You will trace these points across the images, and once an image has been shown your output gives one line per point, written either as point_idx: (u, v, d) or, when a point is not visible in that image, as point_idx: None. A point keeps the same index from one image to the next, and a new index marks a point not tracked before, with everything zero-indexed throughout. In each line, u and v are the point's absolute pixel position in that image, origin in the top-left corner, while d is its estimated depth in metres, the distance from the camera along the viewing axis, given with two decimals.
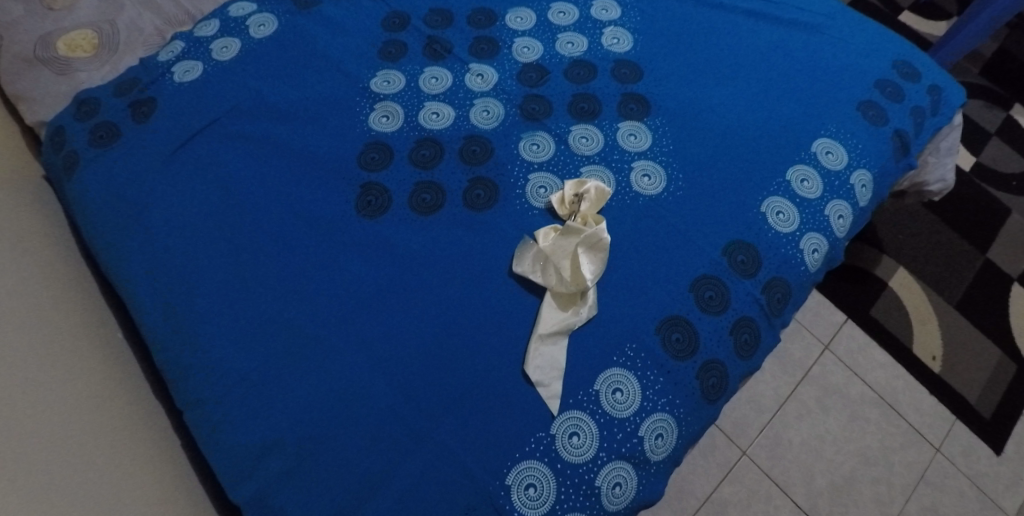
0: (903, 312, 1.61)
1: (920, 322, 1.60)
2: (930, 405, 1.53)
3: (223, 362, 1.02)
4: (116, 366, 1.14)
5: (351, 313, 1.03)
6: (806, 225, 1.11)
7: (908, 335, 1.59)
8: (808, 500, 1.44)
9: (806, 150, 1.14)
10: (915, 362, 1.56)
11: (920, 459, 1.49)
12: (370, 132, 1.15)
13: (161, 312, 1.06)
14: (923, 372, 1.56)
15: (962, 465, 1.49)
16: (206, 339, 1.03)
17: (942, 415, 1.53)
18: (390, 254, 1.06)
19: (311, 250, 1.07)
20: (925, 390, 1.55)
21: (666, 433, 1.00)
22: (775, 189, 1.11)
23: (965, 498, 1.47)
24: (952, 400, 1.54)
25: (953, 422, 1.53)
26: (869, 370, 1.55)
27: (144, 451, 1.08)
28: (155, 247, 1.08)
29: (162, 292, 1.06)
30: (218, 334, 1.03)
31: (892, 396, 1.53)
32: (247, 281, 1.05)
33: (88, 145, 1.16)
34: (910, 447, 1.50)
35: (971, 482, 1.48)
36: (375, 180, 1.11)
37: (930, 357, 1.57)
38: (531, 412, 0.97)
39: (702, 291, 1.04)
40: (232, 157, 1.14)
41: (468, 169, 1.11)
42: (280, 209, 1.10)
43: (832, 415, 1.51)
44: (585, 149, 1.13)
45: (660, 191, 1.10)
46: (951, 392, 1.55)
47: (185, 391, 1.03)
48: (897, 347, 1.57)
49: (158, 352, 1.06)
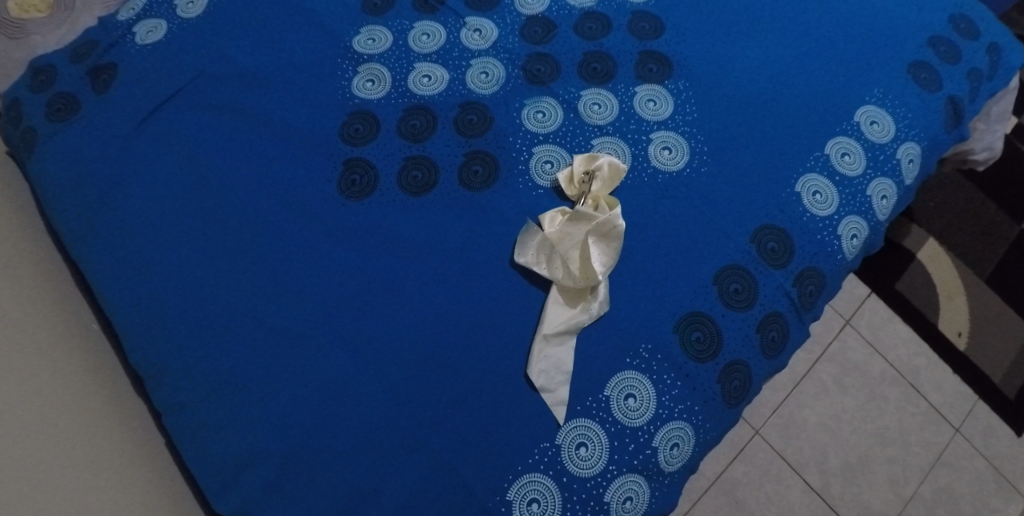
0: (930, 285, 1.50)
1: (946, 296, 1.50)
2: (953, 383, 1.45)
3: (200, 366, 0.91)
4: (85, 354, 1.03)
5: (336, 310, 0.92)
6: (846, 207, 0.98)
7: (934, 309, 1.49)
8: (821, 483, 1.37)
9: (847, 120, 1.01)
10: (940, 339, 1.47)
11: (939, 440, 1.41)
12: (353, 100, 1.01)
13: (133, 306, 0.95)
14: (947, 348, 1.47)
15: (983, 448, 1.42)
16: (180, 339, 0.92)
17: (964, 394, 1.44)
18: (377, 240, 0.94)
19: (289, 235, 0.95)
20: (948, 368, 1.46)
21: (683, 442, 0.90)
22: (812, 165, 0.99)
23: (982, 479, 1.40)
24: (976, 379, 1.45)
25: (975, 401, 1.44)
26: (891, 346, 1.46)
27: (124, 451, 0.98)
28: (121, 234, 0.97)
29: (132, 285, 0.95)
30: (191, 334, 0.92)
31: (914, 374, 1.44)
32: (220, 271, 0.94)
33: (46, 120, 1.03)
34: (929, 427, 1.41)
35: (989, 464, 1.41)
36: (360, 155, 0.98)
37: (956, 333, 1.48)
38: (532, 420, 0.88)
39: (727, 283, 0.93)
40: (202, 129, 1.00)
41: (464, 141, 0.98)
42: (254, 188, 0.97)
43: (850, 393, 1.42)
44: (597, 117, 1.00)
45: (681, 167, 0.98)
46: (975, 370, 1.46)
47: (161, 392, 0.93)
48: (921, 321, 1.48)
49: (131, 351, 0.95)
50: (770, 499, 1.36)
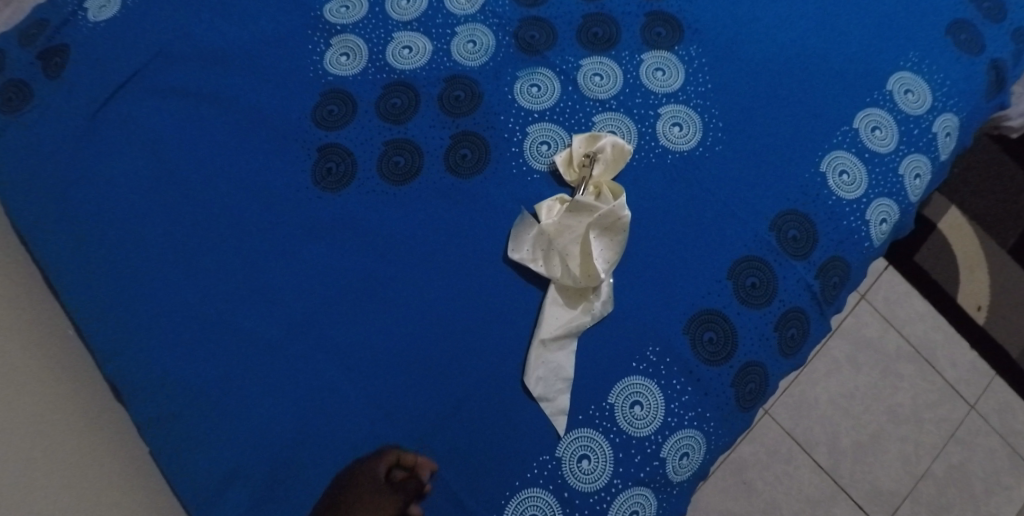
0: (949, 256, 1.37)
1: (967, 267, 1.37)
2: (970, 359, 1.33)
3: (171, 378, 0.84)
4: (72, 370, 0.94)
5: (311, 316, 0.84)
6: (876, 189, 0.88)
7: (953, 281, 1.36)
8: (830, 462, 1.28)
9: (878, 89, 0.91)
10: (959, 312, 1.34)
11: (953, 417, 1.30)
12: (326, 77, 0.91)
13: (104, 313, 0.86)
14: (966, 323, 1.34)
15: (999, 425, 1.31)
16: (147, 350, 0.84)
17: (980, 369, 1.33)
18: (355, 235, 0.86)
19: (258, 232, 0.86)
20: (965, 344, 1.34)
21: (693, 452, 0.82)
22: (838, 142, 0.89)
23: (997, 457, 1.30)
24: (995, 356, 1.33)
25: (992, 376, 1.33)
26: (906, 320, 1.34)
27: (114, 477, 0.89)
28: (83, 239, 0.88)
29: (103, 287, 0.86)
30: (159, 345, 0.84)
31: (930, 350, 1.33)
32: (188, 273, 0.86)
33: None
34: (944, 404, 1.31)
35: (1004, 441, 1.31)
36: (335, 140, 0.88)
37: (976, 306, 1.35)
38: (529, 432, 0.81)
39: (743, 277, 0.84)
40: (165, 116, 0.91)
41: (450, 122, 0.88)
42: (219, 180, 0.88)
43: (863, 371, 1.31)
44: (598, 90, 0.90)
45: (693, 146, 0.89)
46: (994, 347, 1.34)
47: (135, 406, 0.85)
48: (938, 297, 1.35)
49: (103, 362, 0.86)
50: (778, 480, 1.27)
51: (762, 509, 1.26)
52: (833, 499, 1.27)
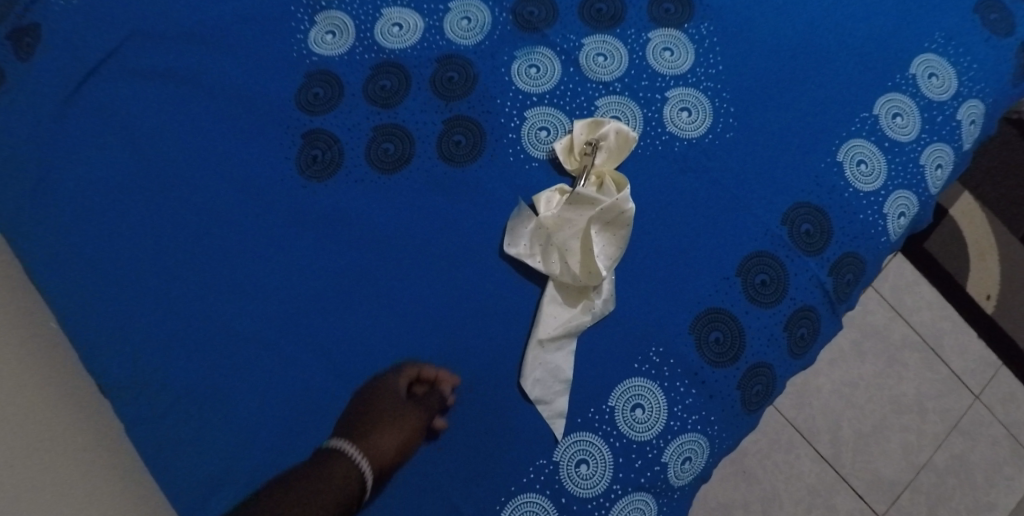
0: (959, 243, 1.28)
1: (978, 254, 1.28)
2: (977, 349, 1.26)
3: (144, 377, 0.78)
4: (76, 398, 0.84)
5: (295, 313, 0.79)
6: (895, 180, 0.83)
7: (961, 268, 1.27)
8: (832, 452, 1.22)
9: (900, 73, 0.85)
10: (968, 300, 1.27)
11: (957, 407, 1.24)
12: (310, 57, 0.85)
13: (77, 309, 0.80)
14: (973, 312, 1.27)
15: (1003, 416, 1.24)
16: (120, 349, 0.79)
17: (987, 359, 1.26)
18: (343, 228, 0.81)
19: (242, 224, 0.82)
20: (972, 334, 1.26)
21: (696, 456, 0.79)
22: (857, 129, 0.84)
23: (999, 448, 1.23)
24: (1004, 347, 1.26)
25: (999, 366, 1.26)
26: (913, 307, 1.27)
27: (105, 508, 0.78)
28: (59, 230, 0.82)
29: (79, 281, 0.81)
30: (133, 343, 0.79)
31: (937, 339, 1.25)
32: (165, 267, 0.81)
33: None
34: (948, 393, 1.24)
35: (1008, 433, 1.24)
36: (321, 125, 0.83)
37: (984, 295, 1.27)
38: (525, 436, 0.77)
39: (752, 274, 0.80)
40: (143, 100, 0.85)
41: (442, 106, 0.83)
42: (199, 168, 0.83)
43: (867, 360, 1.25)
44: (601, 72, 0.85)
45: (701, 133, 0.84)
46: (1003, 338, 1.26)
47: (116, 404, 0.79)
48: (944, 285, 1.27)
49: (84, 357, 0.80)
50: (778, 470, 1.22)
51: (761, 498, 1.21)
52: (834, 489, 1.22)
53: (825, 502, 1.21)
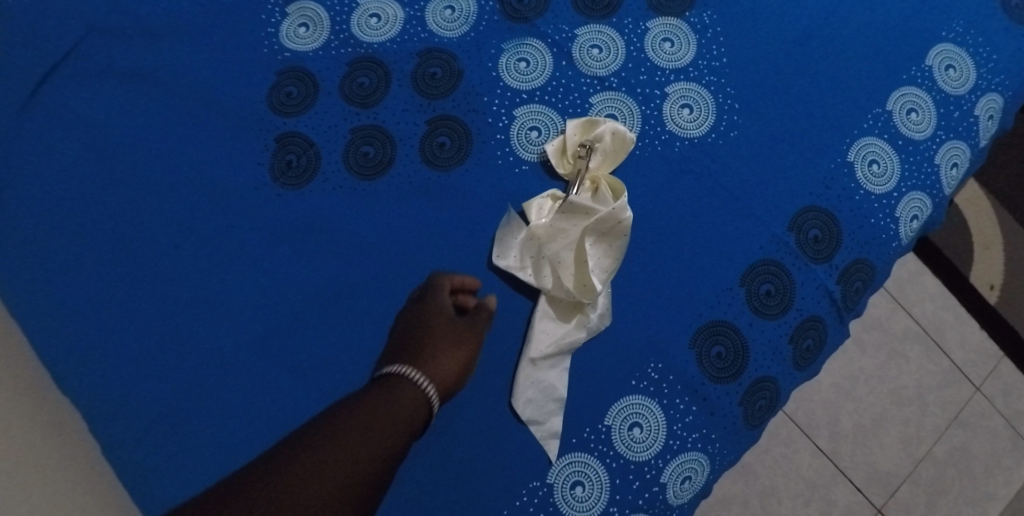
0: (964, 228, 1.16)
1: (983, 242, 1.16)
2: (977, 339, 1.14)
3: (101, 400, 0.71)
4: (53, 420, 0.70)
5: (271, 328, 0.73)
6: (909, 180, 0.78)
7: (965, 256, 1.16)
8: (831, 445, 1.11)
9: (916, 64, 0.80)
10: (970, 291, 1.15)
11: (957, 399, 1.13)
12: (283, 53, 0.79)
13: (34, 326, 0.73)
14: (976, 304, 1.15)
15: (1003, 407, 1.13)
16: (75, 369, 0.72)
17: (986, 349, 1.14)
18: (322, 238, 0.75)
19: (214, 233, 0.75)
20: (973, 325, 1.15)
21: (697, 475, 0.74)
22: (869, 127, 0.78)
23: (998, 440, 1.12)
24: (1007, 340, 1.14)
25: (1000, 358, 1.14)
26: (913, 298, 1.15)
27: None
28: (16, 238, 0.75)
29: (38, 297, 0.73)
30: (89, 362, 0.72)
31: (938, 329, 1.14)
32: (124, 280, 0.74)
33: None
34: (948, 385, 1.13)
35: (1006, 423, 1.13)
36: (296, 128, 0.77)
37: (987, 286, 1.15)
38: (517, 459, 0.73)
39: (757, 284, 0.75)
40: (106, 100, 0.78)
41: (425, 104, 0.78)
42: (165, 173, 0.77)
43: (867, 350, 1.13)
44: (596, 65, 0.79)
45: (703, 132, 0.78)
46: (1006, 332, 1.14)
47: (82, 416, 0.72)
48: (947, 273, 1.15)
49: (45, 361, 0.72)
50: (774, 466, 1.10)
51: (758, 494, 1.09)
52: (832, 483, 1.10)
53: (823, 497, 1.09)
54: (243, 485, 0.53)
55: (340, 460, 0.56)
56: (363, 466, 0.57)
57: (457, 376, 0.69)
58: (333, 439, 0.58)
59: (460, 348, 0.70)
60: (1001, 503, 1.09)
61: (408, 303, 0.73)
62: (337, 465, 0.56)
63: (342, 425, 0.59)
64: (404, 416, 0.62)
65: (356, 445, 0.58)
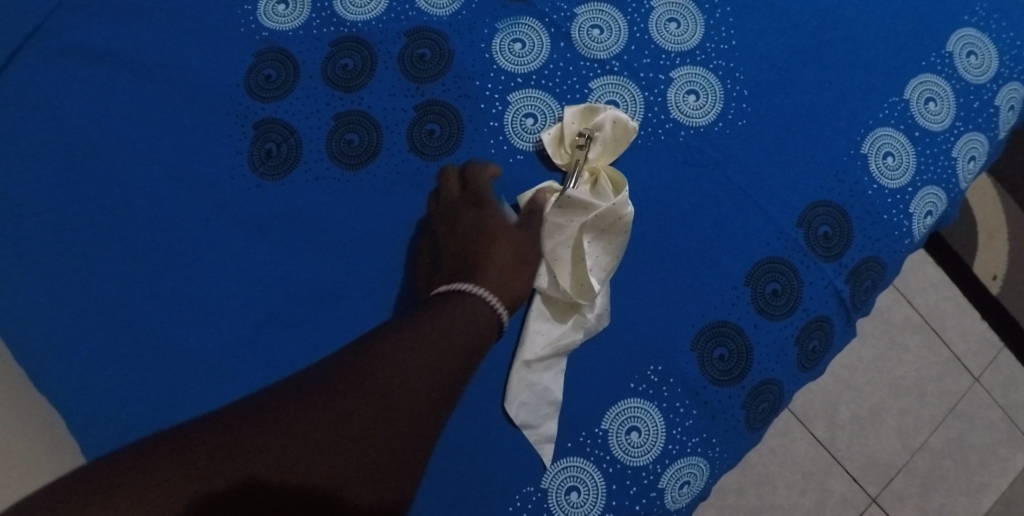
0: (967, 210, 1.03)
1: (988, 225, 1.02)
2: (979, 329, 1.01)
3: (75, 399, 0.68)
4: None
5: (250, 325, 0.69)
6: (924, 174, 0.74)
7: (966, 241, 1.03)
8: (827, 436, 0.99)
9: (936, 50, 0.75)
10: (972, 280, 1.02)
11: (955, 389, 1.00)
12: (261, 31, 0.74)
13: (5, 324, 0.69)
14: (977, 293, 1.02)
15: (1001, 398, 1.00)
16: (49, 371, 0.68)
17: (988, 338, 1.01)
18: (305, 231, 0.71)
19: (191, 226, 0.71)
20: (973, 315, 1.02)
21: (696, 480, 0.71)
22: (885, 116, 0.74)
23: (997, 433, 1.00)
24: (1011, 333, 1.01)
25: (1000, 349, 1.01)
26: (913, 286, 1.02)
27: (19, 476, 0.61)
28: None
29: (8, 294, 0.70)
30: (63, 361, 0.68)
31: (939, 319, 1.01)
32: (96, 274, 0.70)
33: None
34: (946, 375, 1.01)
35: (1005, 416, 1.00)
36: (276, 113, 0.73)
37: (990, 275, 1.02)
38: (511, 465, 0.70)
39: (763, 283, 0.72)
40: (74, 83, 0.74)
41: (413, 89, 0.73)
42: (139, 161, 0.72)
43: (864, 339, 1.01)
44: (597, 47, 0.75)
45: (709, 120, 0.74)
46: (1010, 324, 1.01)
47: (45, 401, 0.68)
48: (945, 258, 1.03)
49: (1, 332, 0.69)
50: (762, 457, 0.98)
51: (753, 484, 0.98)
52: (825, 472, 0.98)
53: (818, 486, 0.97)
54: (303, 402, 0.51)
55: (400, 386, 0.53)
56: (431, 390, 0.54)
57: (523, 293, 0.65)
58: (397, 361, 0.54)
59: (523, 265, 0.66)
60: (994, 494, 0.98)
61: (466, 197, 0.69)
62: (399, 392, 0.53)
63: (408, 342, 0.56)
64: (474, 336, 0.59)
65: (420, 370, 0.55)
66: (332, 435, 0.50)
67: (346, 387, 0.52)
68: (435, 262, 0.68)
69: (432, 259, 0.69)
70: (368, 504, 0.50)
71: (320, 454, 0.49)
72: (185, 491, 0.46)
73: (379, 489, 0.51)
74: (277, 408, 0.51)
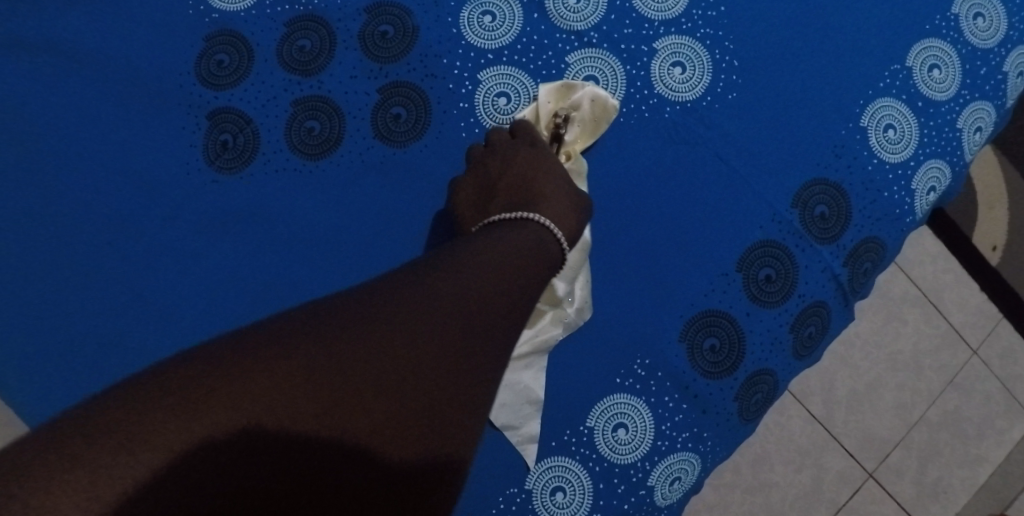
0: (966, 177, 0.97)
1: (989, 195, 0.97)
2: (979, 300, 0.97)
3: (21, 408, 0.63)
4: None
5: (210, 325, 0.65)
6: (927, 146, 0.69)
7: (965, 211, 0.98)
8: (825, 412, 0.94)
9: (941, 12, 0.70)
10: (972, 251, 0.96)
11: (954, 361, 0.96)
12: (211, 12, 0.69)
13: None
14: (978, 265, 0.96)
15: (1000, 369, 0.96)
16: None
17: (987, 308, 0.97)
18: (266, 225, 0.67)
19: (143, 226, 0.66)
20: (973, 286, 0.97)
21: (687, 475, 0.67)
22: (886, 86, 0.69)
23: (995, 405, 0.96)
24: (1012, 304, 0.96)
25: (1000, 320, 0.97)
26: (911, 258, 0.97)
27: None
28: None
29: None
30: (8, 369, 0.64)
31: (938, 292, 0.96)
32: (43, 279, 0.65)
33: None
34: (945, 348, 0.96)
35: (1003, 387, 0.96)
36: (230, 102, 0.68)
37: (990, 246, 0.97)
38: (491, 466, 0.66)
39: (756, 269, 0.68)
40: (9, 72, 0.68)
41: (376, 69, 0.68)
42: (86, 156, 0.67)
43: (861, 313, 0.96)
44: (573, 18, 0.69)
45: (695, 94, 0.69)
46: (1011, 296, 0.96)
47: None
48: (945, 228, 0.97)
49: None
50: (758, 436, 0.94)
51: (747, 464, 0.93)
52: (823, 449, 0.94)
53: (815, 463, 0.93)
54: (369, 331, 0.44)
55: (477, 327, 0.47)
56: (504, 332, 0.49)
57: (580, 229, 0.59)
58: (454, 293, 0.47)
59: (577, 205, 0.60)
60: (991, 467, 0.95)
61: (518, 141, 0.64)
62: (461, 333, 0.46)
63: (478, 273, 0.49)
64: (539, 277, 0.53)
65: (481, 307, 0.48)
66: (379, 382, 0.43)
67: (418, 320, 0.45)
68: (483, 199, 0.62)
69: (480, 196, 0.63)
70: (419, 458, 0.44)
71: (364, 402, 0.42)
72: (205, 436, 0.38)
73: (432, 441, 0.44)
74: (317, 340, 0.43)
